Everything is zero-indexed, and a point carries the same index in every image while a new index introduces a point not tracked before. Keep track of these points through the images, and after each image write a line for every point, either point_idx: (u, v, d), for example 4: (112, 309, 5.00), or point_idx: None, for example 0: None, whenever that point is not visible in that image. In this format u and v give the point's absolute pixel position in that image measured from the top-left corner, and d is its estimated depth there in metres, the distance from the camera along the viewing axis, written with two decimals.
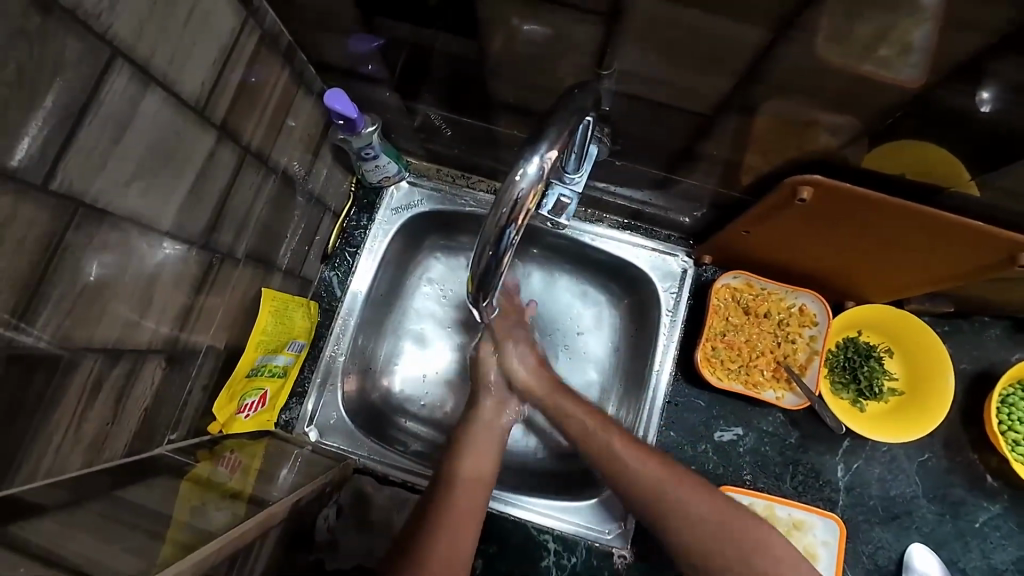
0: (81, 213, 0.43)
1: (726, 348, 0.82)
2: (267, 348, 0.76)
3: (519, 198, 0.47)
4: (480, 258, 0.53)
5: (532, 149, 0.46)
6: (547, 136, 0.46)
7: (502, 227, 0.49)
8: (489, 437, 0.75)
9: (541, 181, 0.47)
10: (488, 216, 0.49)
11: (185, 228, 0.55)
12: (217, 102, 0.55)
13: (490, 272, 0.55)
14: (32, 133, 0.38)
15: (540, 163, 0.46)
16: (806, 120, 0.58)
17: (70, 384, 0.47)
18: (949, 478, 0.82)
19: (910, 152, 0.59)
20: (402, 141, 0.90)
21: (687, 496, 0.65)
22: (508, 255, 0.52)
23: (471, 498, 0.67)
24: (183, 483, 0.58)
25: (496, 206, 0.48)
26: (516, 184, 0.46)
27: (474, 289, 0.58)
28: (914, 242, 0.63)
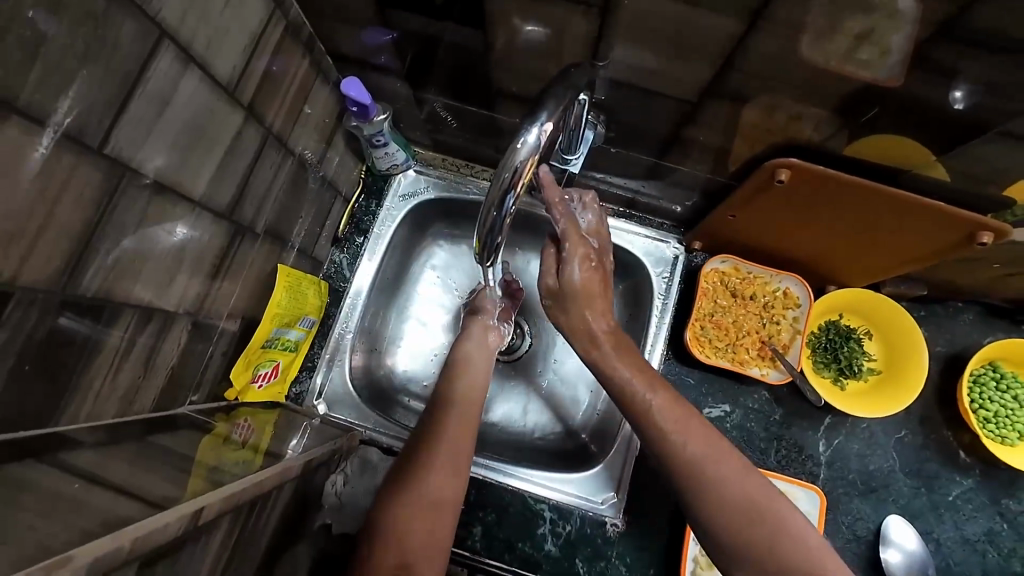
0: (128, 176, 0.48)
1: (714, 328, 0.87)
2: (281, 321, 0.81)
3: (520, 165, 0.51)
4: (485, 221, 0.57)
5: (531, 120, 0.51)
6: (545, 107, 0.51)
7: (505, 192, 0.53)
8: (461, 449, 0.71)
9: (539, 150, 0.51)
10: (493, 182, 0.53)
11: (214, 198, 0.60)
12: (245, 85, 0.60)
13: (494, 235, 0.58)
14: (90, 103, 0.43)
15: (538, 133, 0.51)
16: (781, 109, 0.64)
17: (110, 334, 0.51)
18: (924, 454, 0.86)
19: (876, 142, 0.64)
20: (410, 131, 0.95)
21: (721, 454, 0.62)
22: (509, 220, 0.57)
23: (435, 519, 0.65)
24: (204, 437, 0.63)
25: (499, 172, 0.52)
26: (517, 152, 0.51)
27: (480, 250, 0.61)
28: (884, 223, 0.68)
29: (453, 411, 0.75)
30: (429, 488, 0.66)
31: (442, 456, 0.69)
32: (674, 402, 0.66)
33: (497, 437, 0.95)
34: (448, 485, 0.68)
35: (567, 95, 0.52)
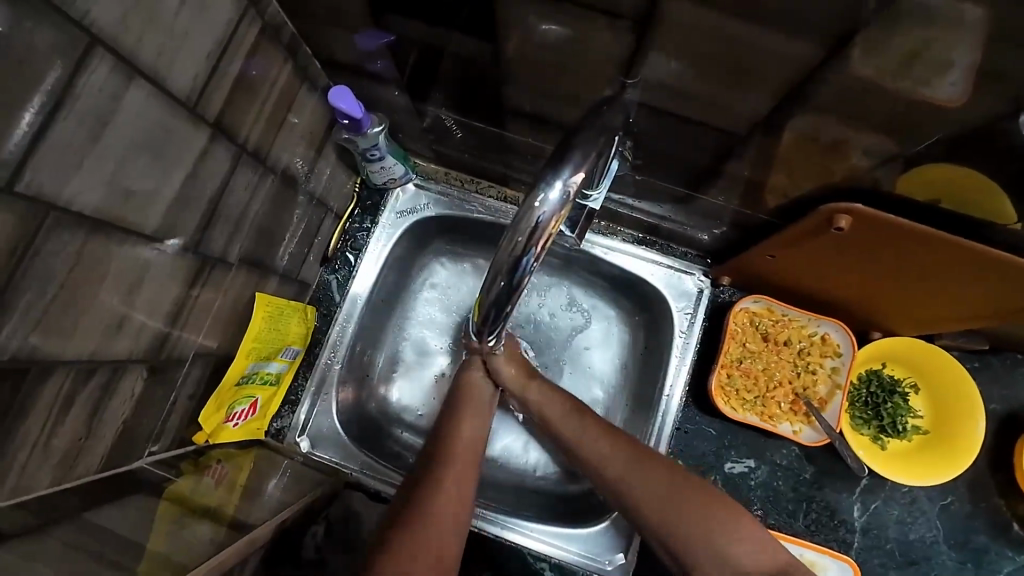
0: (52, 216, 0.39)
1: (742, 377, 0.78)
2: (259, 355, 0.73)
3: (540, 224, 0.43)
4: (491, 288, 0.48)
5: (554, 173, 0.42)
6: (573, 156, 0.42)
7: (520, 255, 0.44)
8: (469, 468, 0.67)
9: (564, 207, 0.43)
10: (504, 240, 0.45)
11: (174, 229, 0.52)
12: (211, 99, 0.51)
13: (502, 304, 0.50)
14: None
15: (563, 188, 0.42)
16: (843, 140, 0.54)
17: (39, 398, 0.43)
18: (972, 524, 0.77)
19: (948, 177, 0.54)
20: (410, 142, 0.85)
21: (656, 471, 0.64)
22: (524, 286, 0.48)
23: (446, 530, 0.61)
24: (161, 502, 0.56)
25: (513, 233, 0.44)
26: (536, 210, 0.42)
27: (482, 319, 0.53)
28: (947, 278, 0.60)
29: (461, 425, 0.71)
30: (438, 506, 0.62)
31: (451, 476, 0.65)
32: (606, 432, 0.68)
33: (497, 480, 0.86)
34: (456, 502, 0.63)
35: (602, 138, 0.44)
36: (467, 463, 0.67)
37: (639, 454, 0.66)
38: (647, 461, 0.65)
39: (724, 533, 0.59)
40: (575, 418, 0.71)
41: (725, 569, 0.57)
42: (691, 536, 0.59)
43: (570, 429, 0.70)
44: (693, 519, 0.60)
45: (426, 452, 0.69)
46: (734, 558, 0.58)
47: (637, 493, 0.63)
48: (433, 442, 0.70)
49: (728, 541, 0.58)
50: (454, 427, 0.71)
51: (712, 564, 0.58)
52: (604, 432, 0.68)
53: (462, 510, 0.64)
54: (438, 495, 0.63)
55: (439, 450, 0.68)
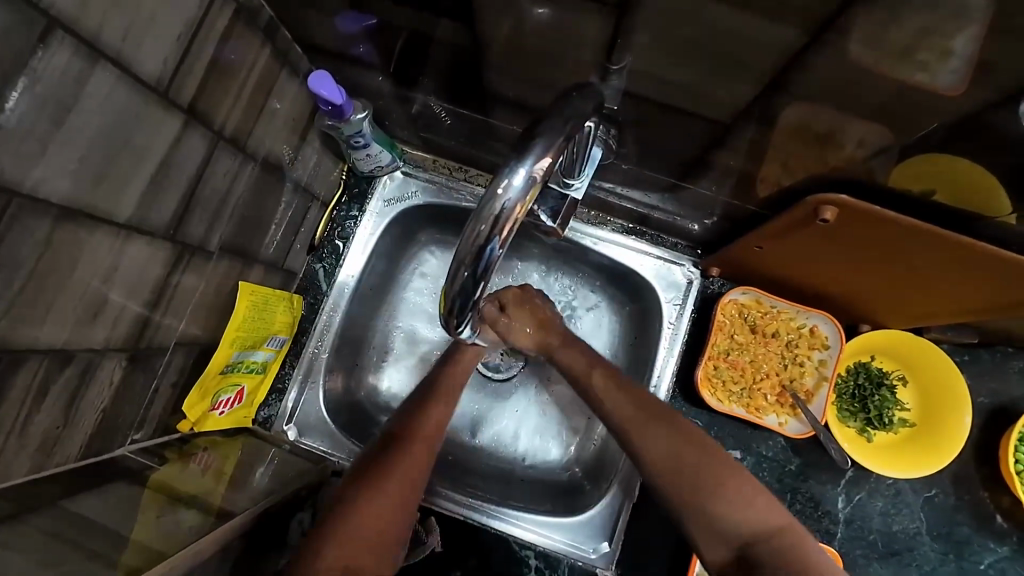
0: (17, 203, 0.38)
1: (729, 368, 0.78)
2: (244, 344, 0.72)
3: (504, 210, 0.42)
4: (455, 279, 0.46)
5: (518, 159, 0.41)
6: (538, 142, 0.42)
7: (483, 244, 0.43)
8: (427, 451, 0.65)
9: (528, 194, 0.42)
10: (467, 230, 0.43)
11: (149, 218, 0.51)
12: (185, 83, 0.50)
13: (468, 294, 0.47)
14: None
15: (527, 174, 0.41)
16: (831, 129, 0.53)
17: (13, 387, 0.43)
18: (956, 516, 0.77)
19: (967, 175, 0.53)
20: (397, 129, 0.84)
21: (658, 435, 0.63)
22: (490, 274, 0.46)
23: (389, 525, 0.59)
24: (146, 491, 0.57)
25: (475, 221, 0.43)
26: (500, 197, 0.41)
27: (447, 312, 0.49)
28: (935, 270, 0.59)
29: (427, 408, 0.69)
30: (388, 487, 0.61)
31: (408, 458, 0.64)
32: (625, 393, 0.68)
33: (484, 469, 0.87)
34: (406, 488, 0.62)
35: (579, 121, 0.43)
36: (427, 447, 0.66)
37: (648, 412, 0.65)
38: (652, 424, 0.64)
39: (729, 502, 0.59)
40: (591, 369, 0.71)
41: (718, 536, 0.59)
42: (692, 504, 0.60)
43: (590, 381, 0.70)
44: (692, 483, 0.61)
45: (388, 431, 0.67)
46: (726, 522, 0.59)
47: (648, 450, 0.63)
48: (393, 424, 0.67)
49: (721, 503, 0.59)
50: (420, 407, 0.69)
51: (705, 523, 0.60)
52: (616, 389, 0.69)
53: (414, 496, 0.62)
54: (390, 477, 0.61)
55: (400, 432, 0.66)
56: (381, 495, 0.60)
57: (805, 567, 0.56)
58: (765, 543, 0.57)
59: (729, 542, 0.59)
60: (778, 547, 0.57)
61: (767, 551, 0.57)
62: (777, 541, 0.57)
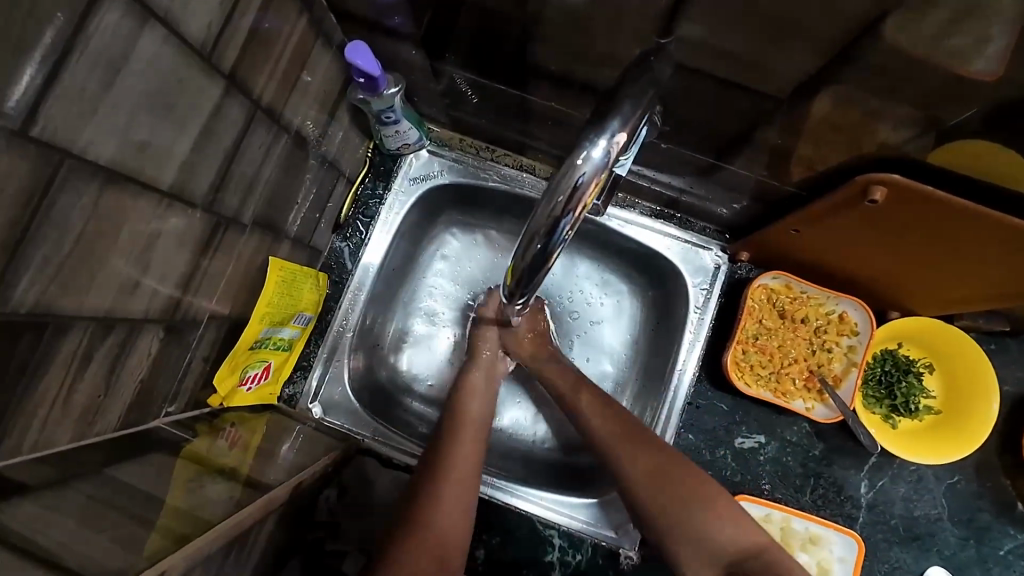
0: (68, 164, 0.38)
1: (757, 353, 0.78)
2: (273, 320, 0.72)
3: (581, 183, 0.42)
4: (526, 252, 0.47)
5: (598, 131, 0.42)
6: (616, 115, 0.42)
7: (558, 217, 0.43)
8: (470, 476, 0.63)
9: (605, 168, 0.42)
10: (541, 204, 0.44)
11: (189, 188, 0.50)
12: (227, 49, 0.49)
13: (537, 267, 0.48)
14: (3, 81, 0.33)
15: (607, 146, 0.41)
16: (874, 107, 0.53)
17: (60, 351, 0.43)
18: (977, 503, 0.78)
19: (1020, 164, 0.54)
20: (425, 106, 0.83)
21: (642, 454, 0.64)
22: (559, 250, 0.46)
23: (451, 507, 0.60)
24: (178, 460, 0.56)
25: (552, 194, 0.43)
26: (578, 168, 0.41)
27: (513, 284, 0.51)
28: (983, 255, 0.58)
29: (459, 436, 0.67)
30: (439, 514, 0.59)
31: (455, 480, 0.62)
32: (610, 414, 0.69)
33: (505, 450, 0.87)
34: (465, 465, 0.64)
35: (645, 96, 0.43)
36: (466, 470, 0.64)
37: (628, 433, 0.67)
38: (636, 440, 0.66)
39: (701, 517, 0.59)
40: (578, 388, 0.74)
41: (703, 552, 0.58)
42: (677, 522, 0.59)
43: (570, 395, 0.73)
44: (678, 500, 0.60)
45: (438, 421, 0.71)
46: (714, 540, 0.58)
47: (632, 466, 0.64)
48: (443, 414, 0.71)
49: (702, 516, 0.59)
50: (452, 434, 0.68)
51: (690, 544, 0.59)
52: (599, 407, 0.70)
53: (468, 502, 0.62)
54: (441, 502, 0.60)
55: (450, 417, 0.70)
56: (439, 519, 0.58)
57: None
58: (750, 561, 0.57)
59: (716, 560, 0.58)
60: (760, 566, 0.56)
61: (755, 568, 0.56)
62: (765, 557, 0.57)
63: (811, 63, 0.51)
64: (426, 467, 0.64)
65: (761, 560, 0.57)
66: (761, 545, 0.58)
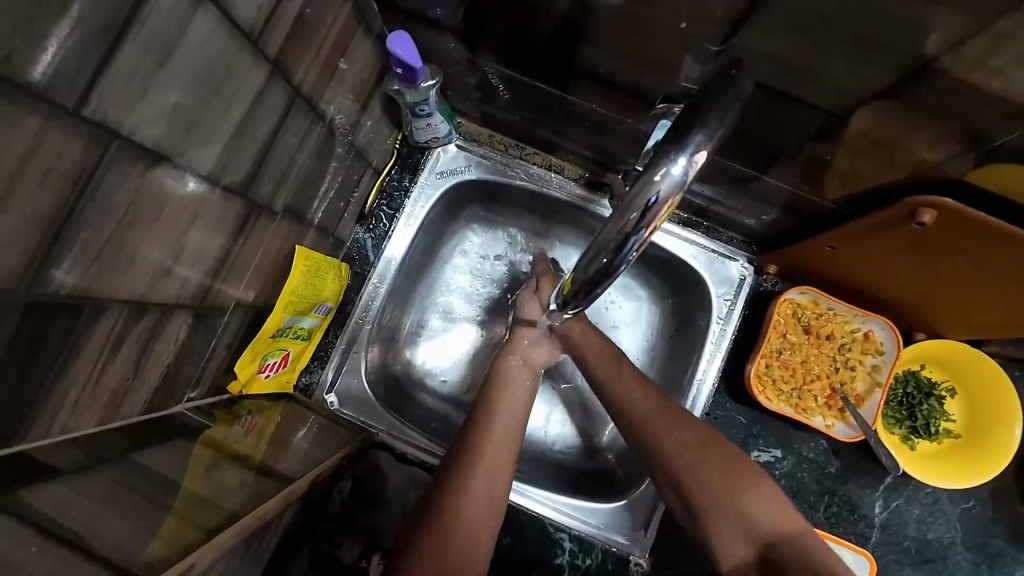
0: (116, 145, 0.37)
1: (780, 368, 0.77)
2: (295, 309, 0.71)
3: (655, 202, 0.42)
4: (590, 265, 0.47)
5: (677, 147, 0.41)
6: (700, 129, 0.41)
7: (629, 233, 0.43)
8: (506, 455, 0.63)
9: (683, 186, 0.42)
10: (610, 220, 0.44)
11: (227, 173, 0.49)
12: (274, 33, 0.48)
13: (596, 282, 0.48)
14: (59, 58, 0.32)
15: (686, 164, 0.41)
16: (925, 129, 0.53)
17: (94, 334, 0.42)
18: (991, 529, 0.78)
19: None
20: (457, 100, 0.82)
21: (688, 433, 0.62)
22: (623, 268, 0.46)
23: (487, 485, 0.59)
24: (198, 445, 0.55)
25: (624, 210, 0.43)
26: (655, 185, 0.41)
27: (571, 295, 0.52)
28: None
29: (496, 408, 0.68)
30: (471, 502, 0.58)
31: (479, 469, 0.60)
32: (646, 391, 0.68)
33: (518, 449, 0.87)
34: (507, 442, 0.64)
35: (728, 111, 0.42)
36: (508, 439, 0.64)
37: (670, 409, 0.65)
38: (675, 417, 0.64)
39: (746, 494, 0.57)
40: (611, 365, 0.72)
41: (740, 528, 0.56)
42: (710, 493, 0.58)
43: (604, 370, 0.73)
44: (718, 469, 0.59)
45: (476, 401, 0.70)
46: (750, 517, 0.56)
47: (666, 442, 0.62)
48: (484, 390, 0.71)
49: (749, 495, 0.57)
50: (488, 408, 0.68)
51: (731, 523, 0.57)
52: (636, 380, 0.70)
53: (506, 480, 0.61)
54: (470, 492, 0.58)
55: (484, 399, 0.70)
56: (469, 501, 0.58)
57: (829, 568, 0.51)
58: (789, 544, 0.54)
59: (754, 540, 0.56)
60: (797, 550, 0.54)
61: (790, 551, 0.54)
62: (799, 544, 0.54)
63: (868, 79, 0.50)
64: (455, 452, 0.63)
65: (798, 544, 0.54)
66: (798, 531, 0.55)
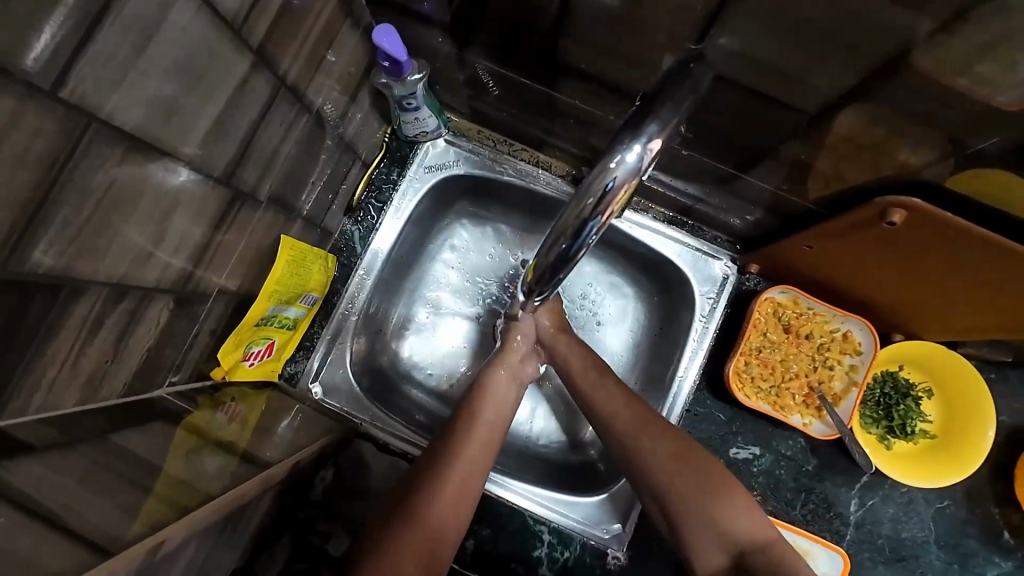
0: (94, 128, 0.38)
1: (759, 365, 0.78)
2: (280, 298, 0.72)
3: (610, 188, 0.44)
4: (552, 248, 0.50)
5: (633, 136, 0.43)
6: (654, 119, 0.42)
7: (585, 219, 0.46)
8: (473, 479, 0.62)
9: (638, 173, 0.44)
10: (569, 205, 0.46)
11: (210, 161, 0.50)
12: (257, 23, 0.49)
13: (559, 266, 0.51)
14: (36, 41, 0.33)
15: (641, 152, 0.43)
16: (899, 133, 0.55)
17: (72, 314, 0.43)
18: (965, 529, 0.79)
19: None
20: (446, 95, 0.82)
21: (660, 439, 0.63)
22: (582, 252, 0.49)
23: (451, 505, 0.59)
24: (179, 429, 0.56)
25: (582, 196, 0.45)
26: (611, 172, 0.43)
27: (536, 279, 0.54)
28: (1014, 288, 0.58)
29: (474, 425, 0.67)
30: (434, 514, 0.58)
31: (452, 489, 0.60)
32: (631, 407, 0.67)
33: (501, 442, 0.88)
34: (474, 463, 0.63)
35: (685, 101, 0.44)
36: (478, 460, 0.64)
37: (645, 419, 0.65)
38: (653, 426, 0.64)
39: (724, 507, 0.57)
40: (607, 405, 0.69)
41: (715, 537, 0.57)
42: (687, 509, 0.58)
43: (589, 385, 0.72)
44: (699, 483, 0.59)
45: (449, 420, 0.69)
46: (729, 529, 0.57)
47: (645, 459, 0.62)
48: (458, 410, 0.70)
49: (718, 505, 0.57)
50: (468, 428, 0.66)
51: (704, 527, 0.57)
52: (619, 396, 0.69)
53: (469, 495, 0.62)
54: (440, 493, 0.59)
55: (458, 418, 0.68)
56: (433, 509, 0.58)
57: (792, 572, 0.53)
58: (762, 552, 0.55)
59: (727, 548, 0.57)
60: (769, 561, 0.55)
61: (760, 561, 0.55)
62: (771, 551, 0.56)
63: (843, 79, 0.51)
64: (427, 463, 0.62)
65: (765, 555, 0.55)
66: (771, 540, 0.57)
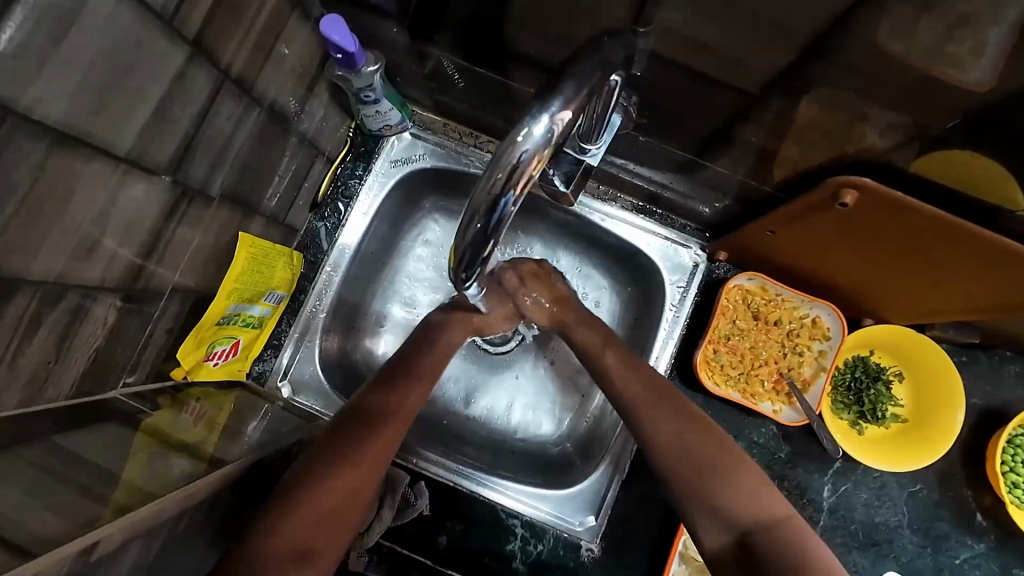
0: (11, 121, 0.37)
1: (728, 353, 0.78)
2: (241, 296, 0.71)
3: (521, 160, 0.40)
4: (466, 231, 0.44)
5: (541, 107, 0.40)
6: (561, 91, 0.40)
7: (498, 195, 0.41)
8: (378, 467, 0.57)
9: (548, 145, 0.40)
10: (480, 182, 0.42)
11: (150, 155, 0.50)
12: (190, 13, 0.48)
13: (478, 250, 0.46)
14: None
15: (549, 123, 0.40)
16: (856, 115, 0.56)
17: (2, 315, 0.42)
18: (937, 512, 0.79)
19: (998, 175, 0.54)
20: (408, 87, 0.81)
21: (665, 416, 0.61)
22: (501, 231, 0.44)
23: (360, 484, 0.55)
24: (136, 433, 0.55)
25: (492, 170, 0.41)
26: (519, 145, 0.40)
27: (455, 265, 0.49)
28: (963, 265, 0.58)
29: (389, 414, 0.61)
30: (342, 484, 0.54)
31: (372, 447, 0.57)
32: (635, 377, 0.66)
33: (476, 436, 0.88)
34: (381, 450, 0.58)
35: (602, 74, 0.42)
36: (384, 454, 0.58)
37: (658, 394, 0.64)
38: (660, 402, 0.63)
39: (728, 490, 0.56)
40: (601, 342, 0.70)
41: (718, 517, 0.56)
42: (688, 484, 0.57)
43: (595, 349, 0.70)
44: (700, 464, 0.58)
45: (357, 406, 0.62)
46: (728, 507, 0.55)
47: (657, 433, 0.61)
48: (368, 400, 0.62)
49: (726, 486, 0.56)
50: (384, 400, 0.62)
51: (706, 512, 0.56)
52: (627, 367, 0.67)
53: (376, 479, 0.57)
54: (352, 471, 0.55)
55: (371, 406, 0.61)
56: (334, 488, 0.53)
57: (801, 562, 0.51)
58: (765, 532, 0.53)
59: (730, 529, 0.55)
60: (773, 539, 0.53)
61: (765, 542, 0.53)
62: (776, 530, 0.53)
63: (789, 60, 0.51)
64: (334, 442, 0.57)
65: (776, 534, 0.53)
66: (779, 518, 0.54)
